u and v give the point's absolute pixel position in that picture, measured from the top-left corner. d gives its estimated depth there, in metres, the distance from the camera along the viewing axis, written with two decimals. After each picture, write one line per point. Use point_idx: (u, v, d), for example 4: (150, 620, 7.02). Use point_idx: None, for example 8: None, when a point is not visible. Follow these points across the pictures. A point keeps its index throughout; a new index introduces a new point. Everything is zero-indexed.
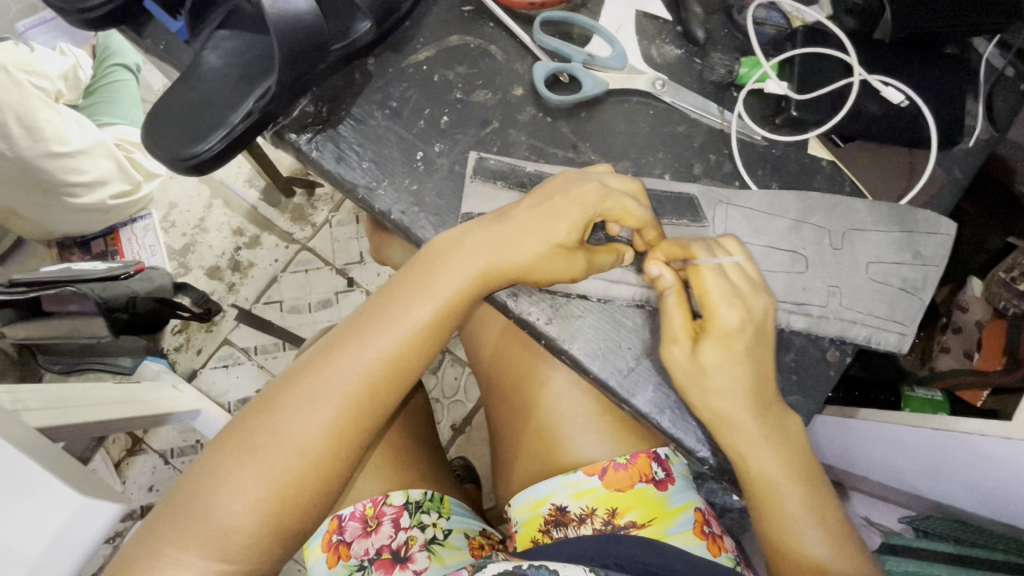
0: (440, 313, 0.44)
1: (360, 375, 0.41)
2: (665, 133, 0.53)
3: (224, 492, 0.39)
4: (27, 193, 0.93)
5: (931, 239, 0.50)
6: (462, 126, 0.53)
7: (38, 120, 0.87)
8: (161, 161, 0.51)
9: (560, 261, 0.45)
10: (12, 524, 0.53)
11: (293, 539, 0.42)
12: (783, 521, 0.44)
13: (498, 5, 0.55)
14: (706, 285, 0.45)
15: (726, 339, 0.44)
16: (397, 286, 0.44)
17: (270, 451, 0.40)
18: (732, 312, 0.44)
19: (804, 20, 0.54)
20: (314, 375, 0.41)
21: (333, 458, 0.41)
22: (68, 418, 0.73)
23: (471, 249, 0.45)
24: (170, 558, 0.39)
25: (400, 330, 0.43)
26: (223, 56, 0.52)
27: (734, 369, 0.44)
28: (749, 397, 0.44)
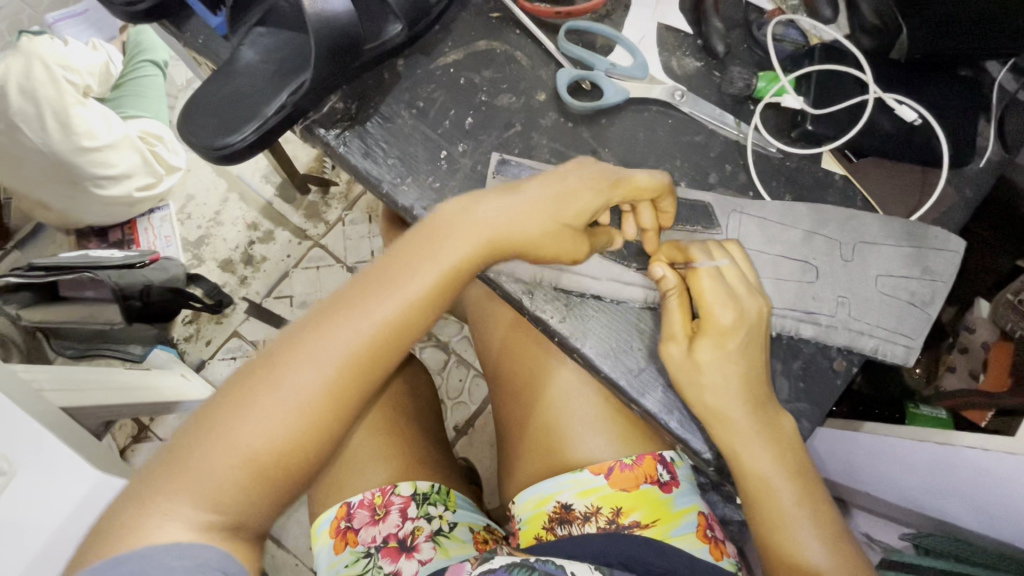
0: (450, 273, 0.42)
1: (365, 333, 0.40)
2: (684, 142, 0.54)
3: (217, 442, 0.38)
4: (58, 187, 0.97)
5: (941, 256, 0.51)
6: (486, 128, 0.54)
7: (69, 114, 0.91)
8: (194, 149, 0.53)
9: (568, 239, 0.46)
10: (34, 497, 0.55)
11: (284, 499, 0.40)
12: (778, 521, 0.45)
13: (525, 14, 0.57)
14: (701, 284, 0.47)
15: (721, 337, 0.46)
16: (410, 244, 0.43)
17: (267, 404, 0.38)
18: (727, 312, 0.46)
19: (822, 38, 0.55)
20: (318, 331, 0.40)
21: (330, 420, 0.40)
22: (83, 400, 0.76)
23: (485, 210, 0.43)
24: (156, 514, 0.37)
25: (409, 291, 0.41)
26: (260, 52, 0.54)
27: (727, 366, 0.45)
28: (743, 392, 0.45)
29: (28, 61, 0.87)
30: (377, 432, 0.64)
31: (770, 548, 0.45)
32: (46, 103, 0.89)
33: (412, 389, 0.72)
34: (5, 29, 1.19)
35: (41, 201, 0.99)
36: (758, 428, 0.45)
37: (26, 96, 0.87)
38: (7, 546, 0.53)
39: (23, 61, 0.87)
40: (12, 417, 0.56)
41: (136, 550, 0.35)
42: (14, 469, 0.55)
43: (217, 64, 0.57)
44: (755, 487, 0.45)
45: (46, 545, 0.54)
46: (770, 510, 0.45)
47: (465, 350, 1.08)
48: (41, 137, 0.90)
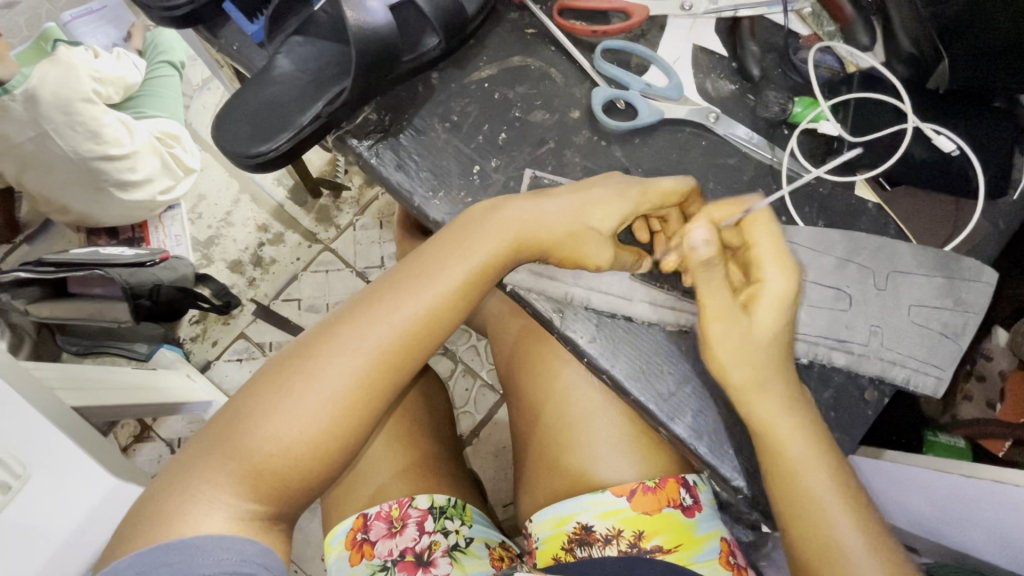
0: (475, 276, 0.45)
1: (395, 330, 0.43)
2: (717, 165, 0.54)
3: (259, 432, 0.40)
4: (83, 191, 0.97)
5: (973, 287, 0.51)
6: (519, 144, 0.54)
7: (101, 123, 0.92)
8: (225, 155, 0.53)
9: (592, 245, 0.47)
10: (48, 501, 0.54)
11: (319, 486, 0.43)
12: (807, 507, 0.43)
13: (560, 30, 0.57)
14: (757, 249, 0.45)
15: (779, 302, 0.44)
16: (433, 248, 0.46)
17: (305, 397, 0.40)
18: (785, 277, 0.44)
19: (858, 65, 0.55)
20: (351, 326, 0.42)
21: (361, 408, 0.42)
22: (94, 400, 0.75)
23: (505, 218, 0.46)
24: (203, 494, 0.39)
25: (435, 289, 0.44)
26: (297, 61, 0.54)
27: (774, 339, 0.44)
28: (779, 366, 0.44)
29: (62, 71, 0.89)
30: (395, 442, 0.64)
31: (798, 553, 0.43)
32: (77, 113, 0.90)
33: (427, 402, 0.72)
34: (25, 25, 1.19)
35: (64, 205, 0.99)
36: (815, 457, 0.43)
37: (58, 105, 0.88)
38: (7, 552, 0.52)
39: (57, 71, 0.89)
40: (30, 419, 0.55)
41: (186, 538, 0.37)
42: (29, 473, 0.54)
43: (250, 71, 0.57)
44: (792, 512, 0.43)
45: (57, 553, 0.53)
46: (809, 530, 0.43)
47: (473, 361, 1.08)
48: (70, 145, 0.91)
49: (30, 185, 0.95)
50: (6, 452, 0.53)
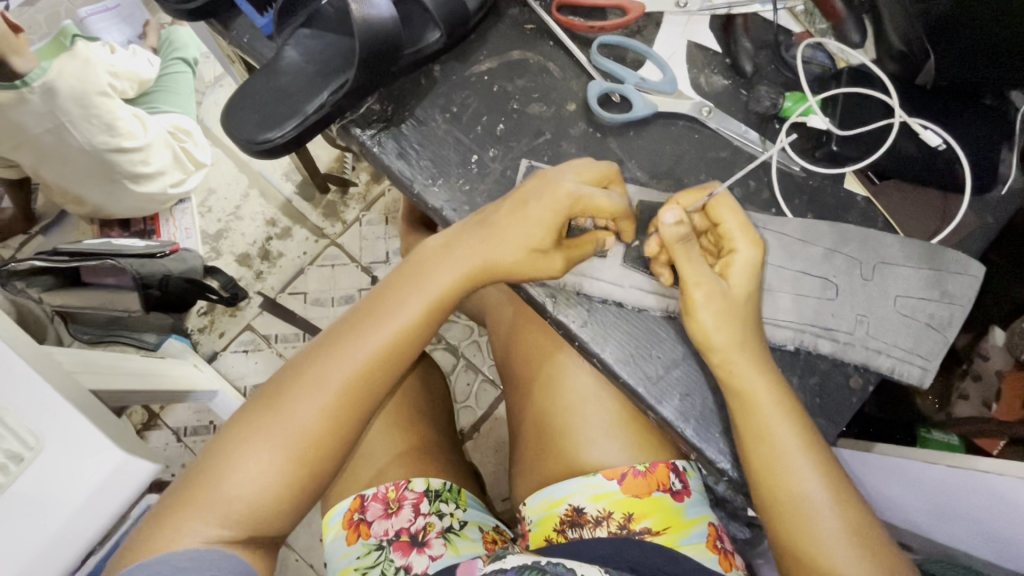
0: (429, 310, 0.49)
1: (356, 364, 0.47)
2: (709, 158, 0.55)
3: (233, 464, 0.45)
4: (97, 183, 1.00)
5: (960, 279, 0.52)
6: (516, 135, 0.56)
7: (115, 117, 0.94)
8: (234, 142, 0.55)
9: (539, 263, 0.49)
10: (60, 472, 0.56)
11: (293, 509, 0.47)
12: (783, 469, 0.45)
13: (560, 26, 0.58)
14: (729, 222, 0.48)
15: (750, 269, 0.48)
16: (392, 286, 0.50)
17: (275, 431, 0.45)
18: (752, 247, 0.48)
19: (848, 61, 0.56)
20: (317, 365, 0.47)
21: (330, 438, 0.47)
22: (107, 383, 0.78)
23: (459, 254, 0.50)
24: (184, 526, 0.43)
25: (394, 325, 0.48)
26: (304, 53, 0.56)
27: (744, 302, 0.48)
28: (750, 326, 0.48)
29: (80, 65, 0.90)
30: (392, 427, 0.66)
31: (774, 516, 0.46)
32: (93, 106, 0.92)
33: (425, 390, 0.73)
34: (45, 22, 1.23)
35: (80, 196, 1.02)
36: (794, 445, 0.45)
37: (76, 99, 0.90)
38: (20, 521, 0.54)
39: (76, 65, 0.89)
40: (48, 396, 0.58)
41: (164, 558, 0.42)
42: (42, 444, 0.56)
43: (260, 62, 0.59)
44: (768, 494, 0.45)
45: (66, 525, 0.55)
46: (782, 507, 0.45)
47: (473, 355, 1.09)
48: (85, 136, 0.93)
49: (47, 177, 0.98)
50: (23, 426, 0.56)
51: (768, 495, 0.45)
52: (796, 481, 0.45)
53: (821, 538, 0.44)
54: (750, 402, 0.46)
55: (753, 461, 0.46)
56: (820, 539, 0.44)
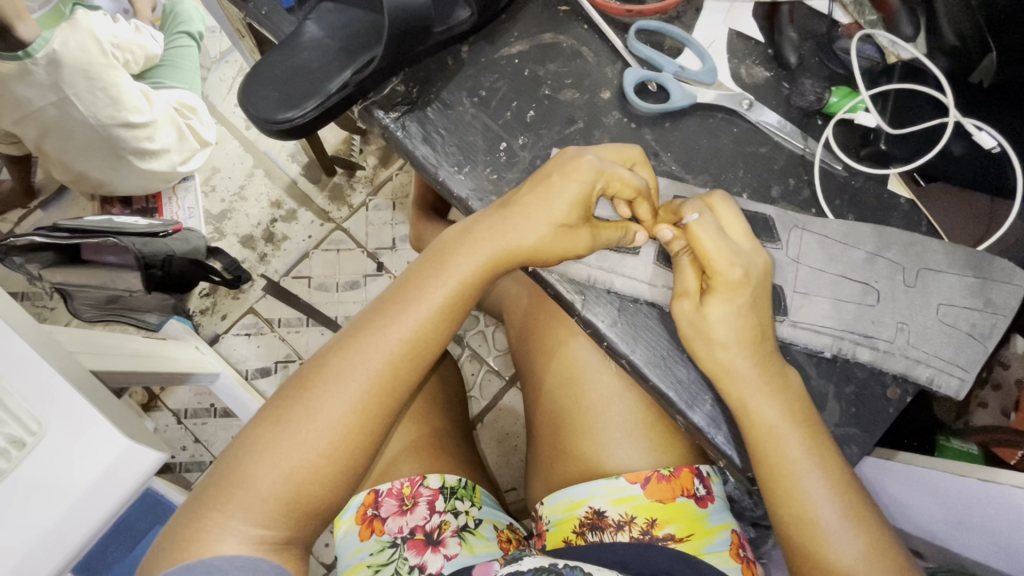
0: (456, 296, 0.47)
1: (383, 354, 0.45)
2: (747, 153, 0.53)
3: (262, 461, 0.43)
4: (102, 159, 0.97)
5: (1004, 288, 0.50)
6: (547, 122, 0.53)
7: (121, 91, 0.90)
8: (249, 119, 0.52)
9: (565, 241, 0.47)
10: (62, 460, 0.54)
11: (327, 505, 0.45)
12: (798, 486, 0.44)
13: (595, 9, 0.55)
14: (705, 245, 0.45)
15: (729, 293, 0.45)
16: (415, 273, 0.48)
17: (302, 426, 0.43)
18: (735, 269, 0.45)
19: (899, 56, 0.53)
20: (341, 356, 0.45)
21: (359, 433, 0.45)
22: (110, 364, 0.75)
23: (482, 238, 0.47)
24: (215, 523, 0.42)
25: (419, 312, 0.46)
26: (326, 28, 0.53)
27: (738, 320, 0.45)
28: (755, 339, 0.45)
29: (80, 36, 0.84)
30: (407, 421, 0.65)
31: (793, 535, 0.44)
32: (98, 78, 0.88)
33: (440, 385, 0.72)
34: None
35: (83, 171, 0.99)
36: (819, 463, 0.44)
37: (82, 74, 0.86)
38: (28, 506, 0.53)
39: (75, 36, 0.84)
40: (49, 378, 0.56)
41: (205, 559, 0.41)
42: (44, 430, 0.54)
43: (277, 36, 0.56)
44: (789, 511, 0.44)
45: (74, 507, 0.53)
46: (804, 525, 0.44)
47: (480, 346, 1.07)
48: (91, 110, 0.89)
49: (49, 149, 0.94)
50: (25, 410, 0.54)
51: (785, 511, 0.44)
52: (817, 502, 0.43)
53: (839, 559, 0.43)
54: (782, 415, 0.44)
55: (778, 478, 0.44)
56: (840, 562, 0.43)
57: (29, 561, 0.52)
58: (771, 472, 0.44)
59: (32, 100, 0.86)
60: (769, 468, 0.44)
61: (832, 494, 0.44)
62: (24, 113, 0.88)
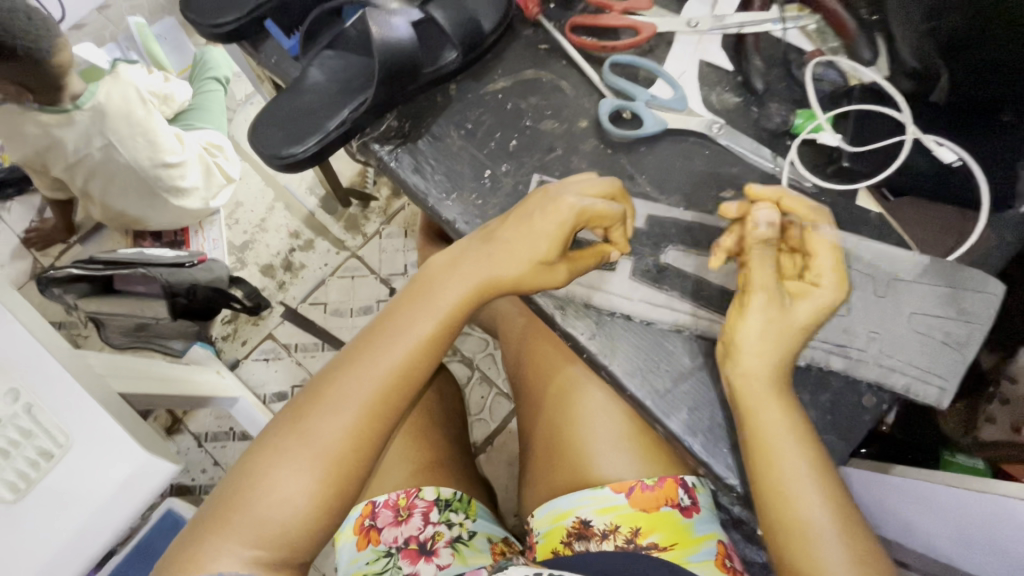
0: (442, 326, 0.50)
1: (374, 383, 0.48)
2: (720, 173, 0.56)
3: (262, 486, 0.46)
4: (140, 197, 1.05)
5: (978, 297, 0.51)
6: (529, 150, 0.57)
7: (157, 134, 0.98)
8: (260, 156, 0.58)
9: (542, 274, 0.50)
10: (85, 470, 0.58)
11: (322, 527, 0.48)
12: (770, 489, 0.44)
13: (573, 45, 0.60)
14: (824, 247, 0.46)
15: (823, 301, 0.45)
16: (403, 305, 0.51)
17: (299, 452, 0.47)
18: (828, 279, 0.45)
19: (861, 80, 0.56)
20: (335, 386, 0.48)
21: (352, 458, 0.48)
22: (141, 388, 0.81)
23: (465, 271, 0.51)
24: (214, 545, 0.45)
25: (407, 343, 0.49)
26: (327, 72, 0.59)
27: (812, 326, 0.45)
28: (790, 347, 0.46)
29: (122, 87, 0.93)
30: (405, 435, 0.67)
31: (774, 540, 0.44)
32: (137, 124, 0.96)
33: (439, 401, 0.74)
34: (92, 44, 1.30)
35: (123, 210, 1.07)
36: (792, 465, 0.44)
37: (128, 125, 0.95)
38: (54, 511, 0.57)
39: (117, 88, 0.93)
40: (76, 394, 0.60)
41: None
42: (71, 442, 0.58)
43: (286, 80, 0.62)
44: (767, 514, 0.44)
45: (94, 515, 0.58)
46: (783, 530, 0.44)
47: (488, 368, 1.10)
48: (131, 153, 0.97)
49: (93, 191, 1.02)
50: (54, 424, 0.58)
51: (765, 516, 0.44)
52: (790, 505, 0.43)
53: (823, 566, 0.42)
54: (757, 416, 0.45)
55: (751, 478, 0.45)
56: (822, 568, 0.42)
57: (54, 563, 0.57)
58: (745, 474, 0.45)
59: (78, 150, 0.94)
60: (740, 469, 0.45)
61: (807, 497, 0.44)
62: (71, 163, 0.97)
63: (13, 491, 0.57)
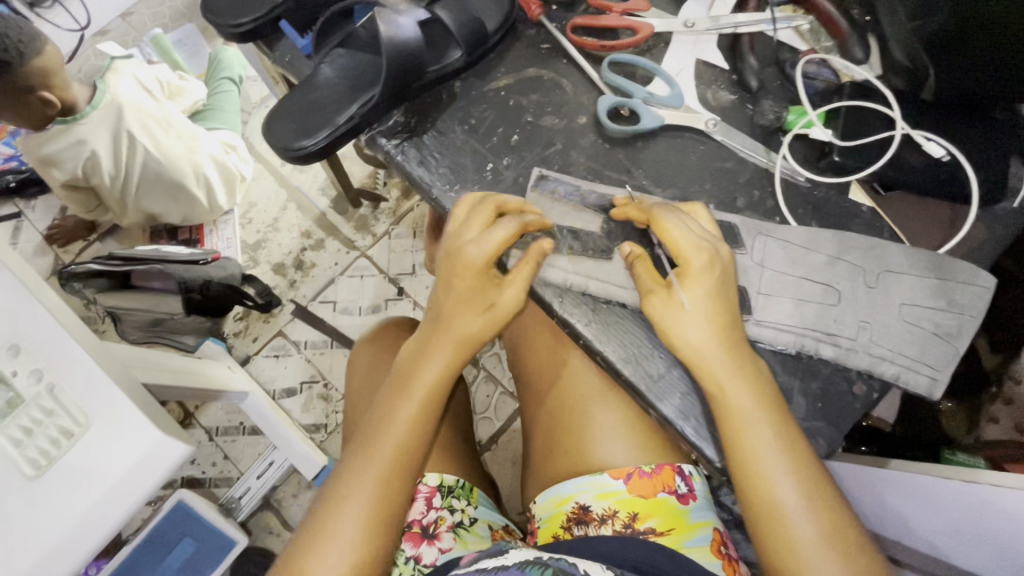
0: (431, 400, 0.51)
1: (375, 473, 0.49)
2: (714, 167, 0.58)
3: None
4: (164, 191, 1.08)
5: (969, 289, 0.52)
6: (530, 145, 0.59)
7: (172, 121, 1.03)
8: (272, 148, 0.60)
9: (497, 313, 0.51)
10: (101, 450, 0.60)
11: None
12: (755, 467, 0.46)
13: (573, 45, 0.62)
14: (673, 236, 0.50)
15: (699, 278, 0.48)
16: (385, 397, 0.52)
17: (324, 564, 0.47)
18: (700, 255, 0.49)
19: (853, 78, 0.58)
20: (341, 493, 0.49)
21: (376, 546, 0.48)
22: (172, 380, 0.84)
23: (447, 348, 0.52)
24: None
25: (398, 426, 0.50)
26: (337, 69, 0.62)
27: (703, 306, 0.48)
28: (717, 326, 0.48)
29: (124, 79, 1.00)
30: None
31: (761, 518, 0.45)
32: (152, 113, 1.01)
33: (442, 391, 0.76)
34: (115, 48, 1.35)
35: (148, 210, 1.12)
36: (778, 445, 0.46)
37: (137, 112, 0.99)
38: (71, 488, 0.59)
39: (121, 81, 0.99)
40: (96, 376, 0.62)
41: None
42: (89, 422, 0.60)
43: (298, 78, 0.65)
44: (753, 492, 0.46)
45: (107, 494, 0.59)
46: (767, 509, 0.45)
47: (493, 367, 1.12)
48: (154, 142, 1.01)
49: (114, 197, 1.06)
50: (75, 404, 0.61)
51: (750, 494, 0.46)
52: (780, 485, 0.45)
53: (797, 540, 0.44)
54: (747, 398, 0.47)
55: (741, 461, 0.46)
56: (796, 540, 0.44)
57: (68, 540, 0.58)
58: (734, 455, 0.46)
59: (97, 156, 0.98)
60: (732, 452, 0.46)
61: (791, 476, 0.45)
62: (89, 170, 1.00)
63: (35, 467, 0.59)
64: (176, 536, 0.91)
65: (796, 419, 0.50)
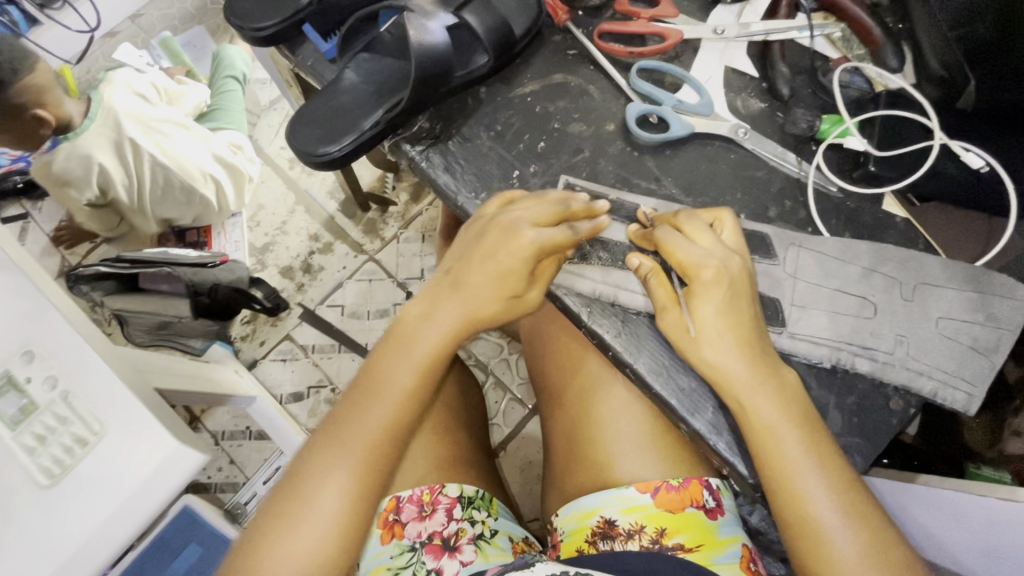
0: (425, 374, 0.50)
1: (363, 444, 0.48)
2: (745, 176, 0.57)
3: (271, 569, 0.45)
4: (169, 194, 1.07)
5: (1007, 303, 0.51)
6: (557, 152, 0.59)
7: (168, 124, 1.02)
8: (294, 154, 0.59)
9: (511, 304, 0.50)
10: (117, 458, 0.58)
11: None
12: (791, 487, 0.44)
13: (600, 52, 0.62)
14: (678, 255, 0.48)
15: (709, 292, 0.47)
16: (377, 362, 0.50)
17: (303, 528, 0.46)
18: (707, 269, 0.47)
19: (887, 86, 0.57)
20: (325, 456, 0.47)
21: (359, 516, 0.47)
22: (189, 387, 0.84)
23: (445, 316, 0.50)
24: None
25: (390, 398, 0.49)
26: (362, 74, 0.61)
27: (721, 322, 0.46)
28: (739, 344, 0.46)
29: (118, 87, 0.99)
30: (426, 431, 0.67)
31: (798, 538, 0.44)
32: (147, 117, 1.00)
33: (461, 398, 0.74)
34: None
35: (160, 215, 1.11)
36: (814, 461, 0.44)
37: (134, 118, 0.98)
38: (86, 497, 0.58)
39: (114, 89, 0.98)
40: (111, 383, 0.61)
41: None
42: (105, 430, 0.59)
43: (320, 82, 0.64)
44: (789, 511, 0.44)
45: (124, 503, 0.58)
46: (805, 528, 0.44)
47: (502, 374, 1.11)
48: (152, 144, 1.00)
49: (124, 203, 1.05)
50: (90, 412, 0.59)
51: (784, 513, 0.45)
52: (818, 506, 0.43)
53: (838, 559, 0.43)
54: (780, 415, 0.45)
55: (775, 479, 0.45)
56: (834, 561, 0.43)
57: (81, 552, 0.57)
58: (768, 471, 0.45)
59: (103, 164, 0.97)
60: (765, 470, 0.45)
61: (829, 494, 0.44)
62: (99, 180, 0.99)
63: (49, 477, 0.58)
64: (181, 540, 0.90)
65: (833, 434, 0.48)
